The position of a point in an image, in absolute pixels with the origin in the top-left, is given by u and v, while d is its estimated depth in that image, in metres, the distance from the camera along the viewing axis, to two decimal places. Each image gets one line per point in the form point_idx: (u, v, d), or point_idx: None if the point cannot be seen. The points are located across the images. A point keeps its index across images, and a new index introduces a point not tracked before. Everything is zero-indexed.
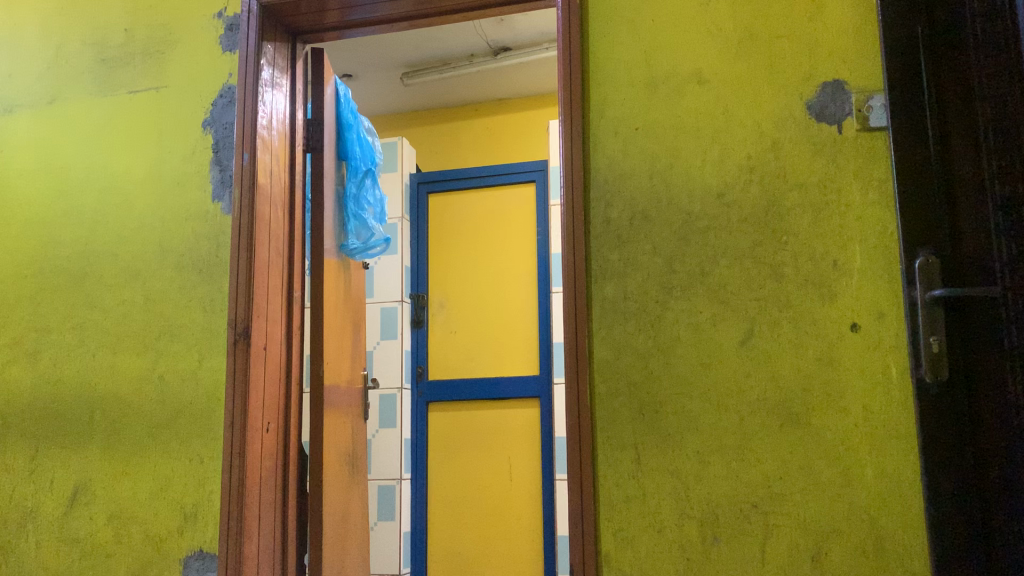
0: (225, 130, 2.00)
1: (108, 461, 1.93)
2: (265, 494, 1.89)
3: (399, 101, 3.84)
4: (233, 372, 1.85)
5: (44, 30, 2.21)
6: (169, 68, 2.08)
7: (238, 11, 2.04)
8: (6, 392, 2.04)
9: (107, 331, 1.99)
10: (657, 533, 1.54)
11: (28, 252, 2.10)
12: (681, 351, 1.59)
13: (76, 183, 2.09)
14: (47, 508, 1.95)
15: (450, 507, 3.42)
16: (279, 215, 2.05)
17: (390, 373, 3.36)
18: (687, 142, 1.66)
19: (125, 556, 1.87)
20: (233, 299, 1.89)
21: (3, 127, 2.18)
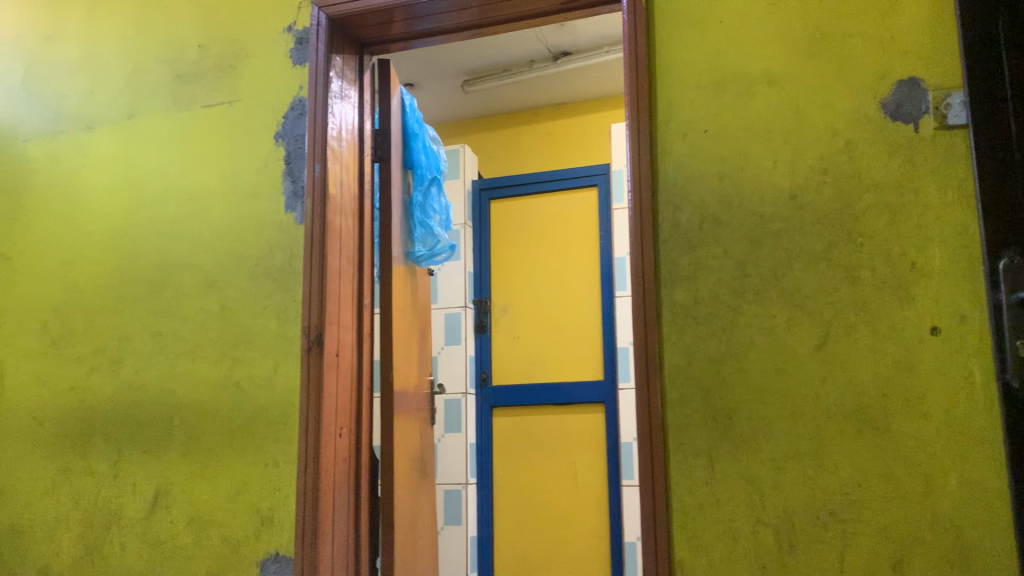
0: (297, 142, 2.04)
1: (187, 465, 1.99)
2: (339, 498, 1.92)
3: (461, 108, 3.87)
4: (308, 379, 1.89)
5: (122, 49, 2.29)
6: (242, 82, 2.13)
7: (308, 25, 2.09)
8: (90, 398, 2.12)
9: (184, 338, 2.06)
10: (732, 541, 1.52)
11: (109, 262, 2.17)
12: (755, 357, 1.57)
13: (154, 196, 2.16)
14: (130, 510, 2.02)
15: (515, 512, 3.42)
16: (349, 225, 2.09)
17: (455, 378, 3.39)
18: (757, 143, 1.64)
19: (204, 558, 1.92)
20: (306, 307, 1.93)
21: (84, 143, 2.27)
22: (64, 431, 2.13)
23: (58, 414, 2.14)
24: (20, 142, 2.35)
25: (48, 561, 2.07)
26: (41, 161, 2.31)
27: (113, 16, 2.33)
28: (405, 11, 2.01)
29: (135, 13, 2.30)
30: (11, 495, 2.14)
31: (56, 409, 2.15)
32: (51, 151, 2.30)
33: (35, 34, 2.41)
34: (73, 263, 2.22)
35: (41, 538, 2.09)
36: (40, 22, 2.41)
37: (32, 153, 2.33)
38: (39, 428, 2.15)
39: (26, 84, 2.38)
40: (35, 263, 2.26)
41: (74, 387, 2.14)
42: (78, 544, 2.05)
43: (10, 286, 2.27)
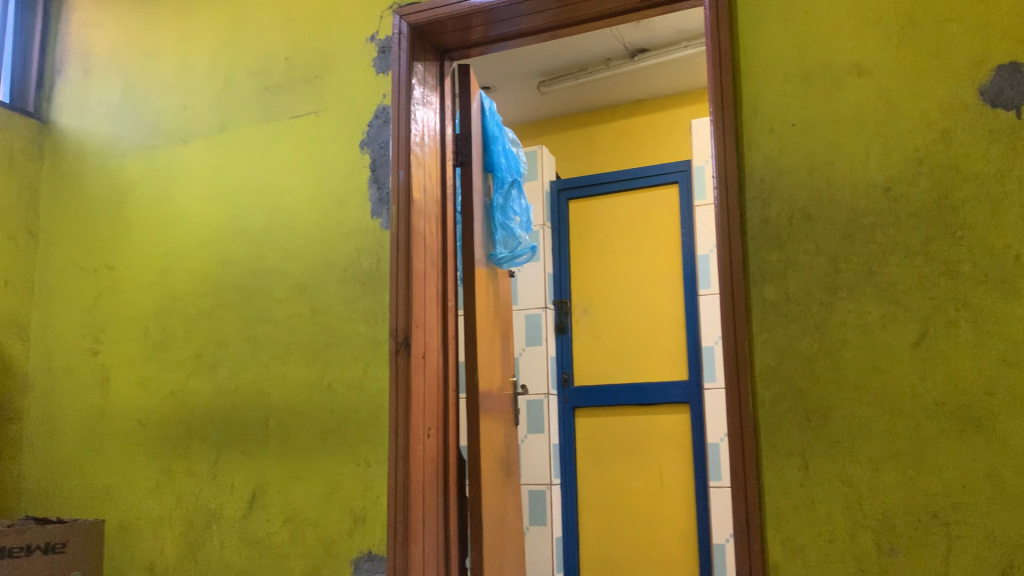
0: (381, 149, 2.08)
1: (282, 466, 2.05)
2: (428, 499, 1.95)
3: (538, 110, 3.88)
4: (396, 381, 1.93)
5: (214, 64, 2.37)
6: (327, 92, 2.19)
7: (390, 33, 2.12)
8: (190, 400, 2.20)
9: (277, 342, 2.12)
10: (828, 543, 1.48)
11: (205, 270, 2.25)
12: (849, 355, 1.53)
13: (246, 205, 2.23)
14: (229, 510, 2.09)
15: (600, 513, 3.41)
16: (432, 228, 2.12)
17: (537, 379, 3.40)
18: (848, 136, 1.60)
19: (300, 556, 1.98)
20: (393, 310, 1.97)
21: (179, 156, 2.36)
22: (166, 434, 2.22)
23: (160, 417, 2.23)
24: (121, 157, 2.46)
25: (153, 558, 2.16)
26: (140, 174, 2.42)
27: (204, 32, 2.41)
28: (483, 16, 2.03)
29: (224, 28, 2.38)
30: (118, 495, 2.25)
31: (159, 412, 2.24)
32: (148, 164, 2.41)
33: (132, 53, 2.53)
34: (172, 271, 2.31)
35: (145, 536, 2.19)
36: (137, 41, 2.53)
37: (131, 167, 2.44)
38: (143, 431, 2.25)
39: (126, 101, 2.50)
40: (136, 272, 2.36)
41: (175, 391, 2.23)
42: (181, 542, 2.14)
43: (114, 295, 2.38)
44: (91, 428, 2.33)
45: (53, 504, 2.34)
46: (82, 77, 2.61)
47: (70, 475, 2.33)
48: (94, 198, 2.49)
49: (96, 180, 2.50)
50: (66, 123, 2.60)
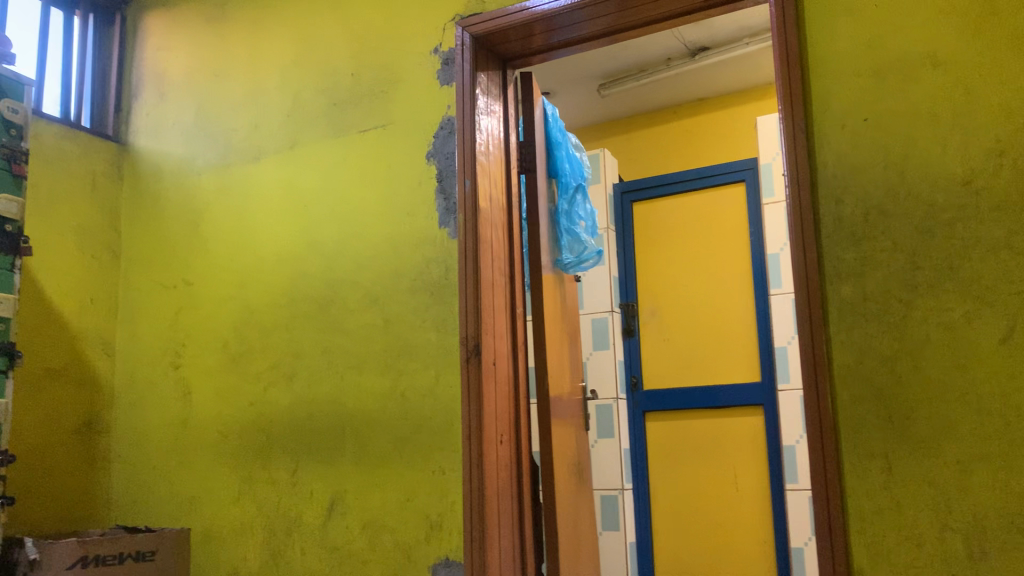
0: (447, 160, 2.10)
1: (359, 474, 2.09)
2: (503, 505, 1.96)
3: (599, 113, 3.87)
4: (468, 389, 1.95)
5: (283, 83, 2.44)
6: (393, 106, 2.22)
7: (453, 45, 2.15)
8: (269, 410, 2.26)
9: (351, 352, 2.16)
10: (915, 547, 1.45)
11: (280, 283, 2.31)
12: (932, 354, 1.49)
13: (317, 219, 2.28)
14: (309, 517, 2.14)
15: (674, 517, 3.38)
16: (499, 237, 2.14)
17: (606, 383, 3.38)
18: (923, 129, 1.56)
19: (379, 562, 2.01)
20: (463, 319, 1.99)
21: (252, 174, 2.43)
22: (245, 444, 2.28)
23: (240, 428, 2.30)
24: (196, 176, 2.55)
25: (236, 565, 2.23)
26: (214, 192, 2.50)
27: (273, 52, 2.48)
28: (544, 24, 2.05)
29: (291, 48, 2.45)
30: (202, 504, 2.32)
31: (238, 423, 2.31)
32: (223, 182, 2.49)
33: (204, 76, 2.61)
34: (247, 286, 2.37)
35: (228, 543, 2.25)
36: (208, 64, 2.61)
37: (206, 186, 2.52)
38: (223, 441, 2.32)
39: (199, 122, 2.59)
40: (214, 287, 2.43)
41: (253, 402, 2.29)
42: (263, 549, 2.19)
43: (193, 310, 2.46)
44: (175, 439, 2.41)
45: (141, 513, 2.43)
46: (156, 100, 2.72)
47: (156, 485, 2.42)
48: (171, 216, 2.58)
49: (171, 199, 2.59)
50: (143, 146, 2.71)
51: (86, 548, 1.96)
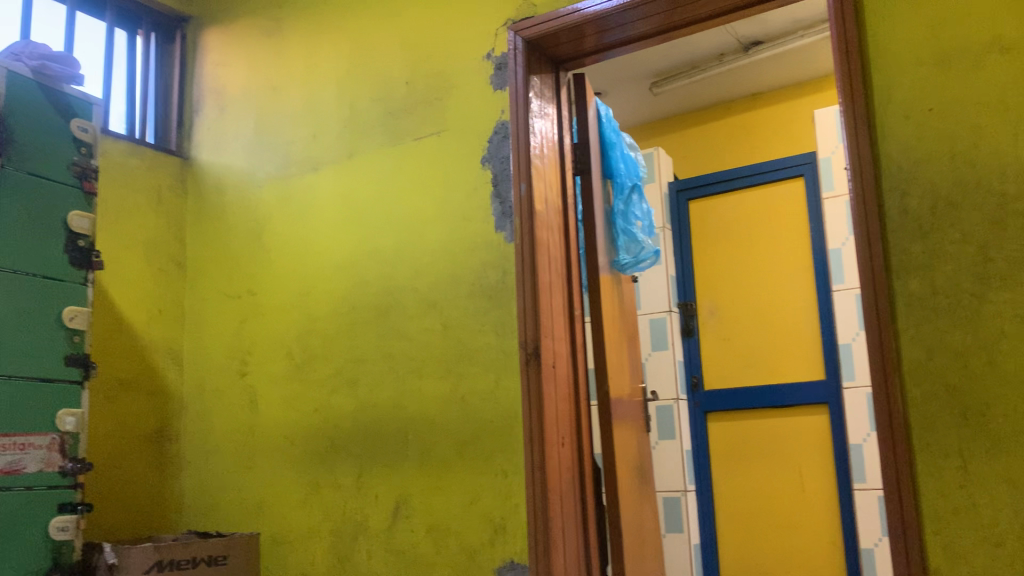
0: (502, 164, 2.11)
1: (423, 478, 2.10)
2: (567, 507, 1.96)
3: (652, 111, 3.84)
4: (528, 392, 1.95)
5: (339, 94, 2.48)
6: (447, 112, 2.24)
7: (505, 49, 2.16)
8: (333, 416, 2.30)
9: (411, 358, 2.18)
10: (995, 547, 1.40)
11: (341, 291, 2.35)
12: (1006, 347, 1.45)
13: (376, 227, 2.31)
14: (374, 521, 2.16)
15: (739, 519, 3.34)
16: (555, 239, 2.14)
17: (666, 385, 3.36)
18: (992, 117, 1.52)
19: (444, 565, 2.02)
20: (522, 322, 1.99)
21: (312, 184, 2.48)
22: (311, 449, 2.32)
23: (305, 433, 2.34)
24: (257, 187, 2.60)
25: (305, 569, 2.26)
26: (275, 203, 2.55)
27: (328, 64, 2.52)
28: (596, 25, 2.04)
29: (347, 59, 2.48)
30: (270, 508, 2.36)
31: (304, 429, 2.35)
32: (283, 193, 2.54)
33: (263, 90, 2.67)
34: (309, 294, 2.42)
35: (296, 547, 2.29)
36: (266, 78, 2.67)
37: (266, 197, 2.57)
38: (289, 447, 2.36)
39: (258, 135, 2.64)
40: (276, 296, 2.48)
41: (318, 408, 2.33)
42: (330, 553, 2.23)
43: (257, 318, 2.51)
44: (242, 446, 2.46)
45: (211, 518, 2.49)
46: (216, 115, 2.78)
47: (225, 491, 2.47)
48: (234, 228, 2.64)
49: (234, 211, 2.65)
50: (204, 159, 2.78)
51: (161, 553, 2.03)
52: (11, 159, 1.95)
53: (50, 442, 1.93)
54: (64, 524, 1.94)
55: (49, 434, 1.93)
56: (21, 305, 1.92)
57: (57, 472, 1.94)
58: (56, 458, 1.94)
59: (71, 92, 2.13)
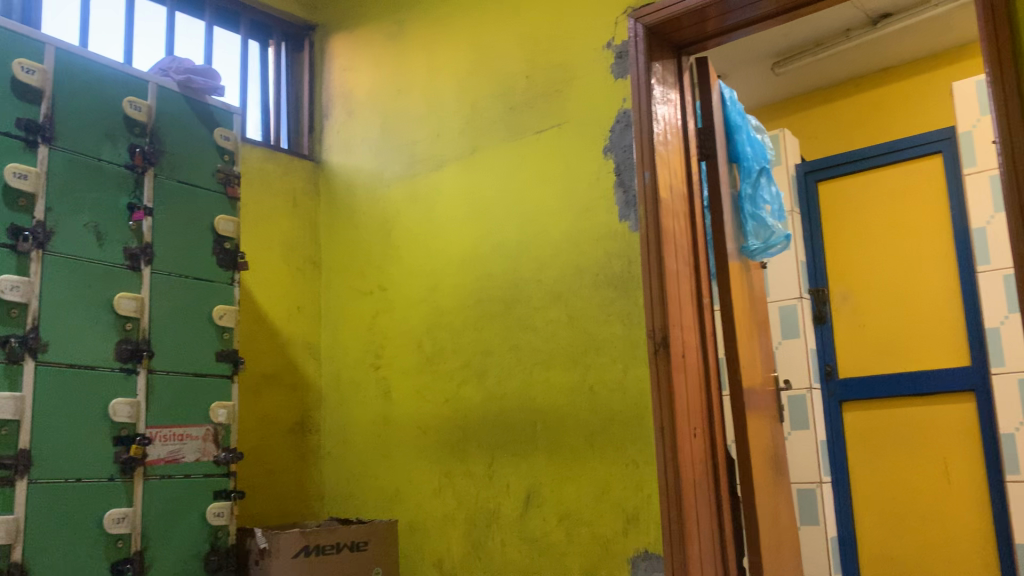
0: (624, 153, 2.09)
1: (553, 468, 2.13)
2: (701, 498, 1.93)
3: (776, 92, 3.73)
4: (658, 381, 1.93)
5: (461, 92, 2.52)
6: (568, 104, 2.25)
7: (626, 38, 2.14)
8: (464, 407, 2.35)
9: (538, 349, 2.21)
10: None
11: (467, 284, 2.40)
12: None
13: (500, 221, 2.35)
14: (507, 509, 2.20)
15: (881, 511, 3.20)
16: (681, 227, 2.10)
17: (799, 373, 3.24)
18: None
19: (578, 555, 2.04)
20: (649, 312, 1.97)
21: (437, 181, 2.54)
22: (444, 440, 2.38)
23: (438, 424, 2.41)
24: (385, 187, 2.69)
25: (441, 555, 2.33)
26: (402, 202, 2.63)
27: (450, 64, 2.57)
28: (717, 7, 2.01)
29: (467, 58, 2.53)
30: (407, 496, 2.45)
31: (437, 419, 2.42)
32: (409, 191, 2.62)
33: (388, 92, 2.76)
34: (437, 289, 2.48)
35: (433, 534, 2.36)
36: (391, 80, 2.75)
37: (395, 196, 2.65)
38: (424, 437, 2.44)
39: (385, 136, 2.73)
40: (407, 291, 2.56)
41: (449, 399, 2.40)
42: (464, 541, 2.28)
43: (389, 313, 2.60)
44: (379, 436, 2.56)
45: (352, 505, 2.60)
46: (345, 118, 2.90)
47: (364, 480, 2.58)
48: (365, 227, 2.74)
49: (365, 210, 2.75)
50: (335, 162, 2.90)
51: (308, 538, 2.13)
52: (163, 168, 2.09)
53: (205, 433, 2.06)
54: (220, 510, 2.07)
55: (204, 425, 2.06)
56: (176, 305, 2.05)
57: (213, 461, 2.07)
58: (210, 448, 2.07)
59: (213, 103, 2.26)
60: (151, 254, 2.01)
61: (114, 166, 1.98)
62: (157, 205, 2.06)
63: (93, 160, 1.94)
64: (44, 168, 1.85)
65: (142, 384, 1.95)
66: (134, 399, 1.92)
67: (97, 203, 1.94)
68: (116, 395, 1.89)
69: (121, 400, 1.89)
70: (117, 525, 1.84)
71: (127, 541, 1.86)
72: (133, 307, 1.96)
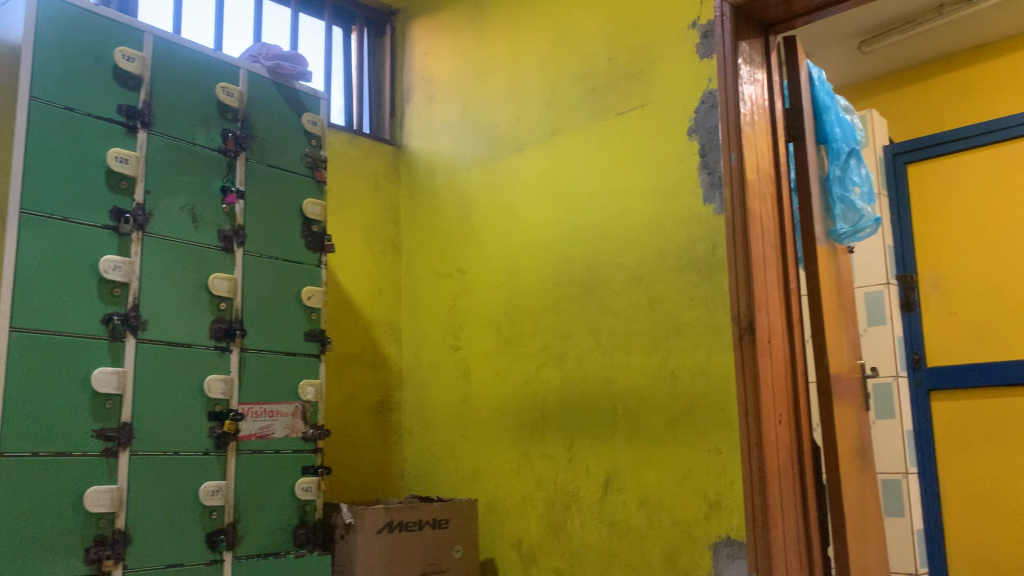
0: (710, 134, 2.06)
1: (634, 452, 2.12)
2: (786, 485, 1.89)
3: (862, 71, 3.62)
4: (743, 367, 1.89)
5: (542, 75, 2.52)
6: (652, 85, 2.22)
7: (711, 17, 2.10)
8: (544, 390, 2.36)
9: (619, 332, 2.20)
10: None
11: (547, 268, 2.40)
12: None
13: (581, 204, 2.34)
14: (586, 492, 2.21)
15: (971, 505, 3.09)
16: (769, 209, 2.05)
17: (886, 360, 3.15)
18: None
19: (658, 539, 2.03)
20: (734, 297, 1.92)
21: (517, 164, 2.55)
22: (523, 421, 2.40)
23: (516, 405, 2.43)
24: (465, 171, 2.71)
25: (520, 535, 2.36)
26: (483, 186, 2.65)
27: (531, 47, 2.57)
28: None
29: (549, 40, 2.52)
30: (486, 476, 2.48)
31: (515, 401, 2.44)
32: (489, 175, 2.63)
33: (469, 76, 2.77)
34: (516, 271, 2.49)
35: (512, 514, 2.39)
36: (472, 64, 2.77)
37: (475, 179, 2.67)
38: (503, 419, 2.46)
39: (466, 120, 2.75)
40: (487, 274, 2.58)
41: (528, 381, 2.41)
42: (543, 521, 2.30)
43: (469, 296, 2.63)
44: (459, 416, 2.60)
45: (432, 484, 2.65)
46: (426, 103, 2.93)
47: (444, 459, 2.62)
48: (446, 210, 2.77)
49: (445, 194, 2.78)
50: (416, 146, 2.93)
51: (391, 514, 2.18)
52: (254, 153, 2.15)
53: (294, 410, 2.12)
54: (308, 485, 2.13)
55: (293, 403, 2.12)
56: (266, 286, 2.11)
57: (301, 438, 2.13)
58: (299, 425, 2.13)
59: (302, 89, 2.31)
60: (243, 236, 2.08)
61: (208, 150, 2.05)
62: (247, 188, 2.12)
63: (188, 145, 2.01)
64: (143, 153, 1.91)
65: (235, 362, 2.01)
66: (227, 376, 1.99)
67: (192, 186, 2.00)
68: (210, 371, 1.96)
69: (215, 376, 1.96)
70: (211, 497, 1.91)
71: (220, 513, 1.93)
72: (226, 287, 2.02)
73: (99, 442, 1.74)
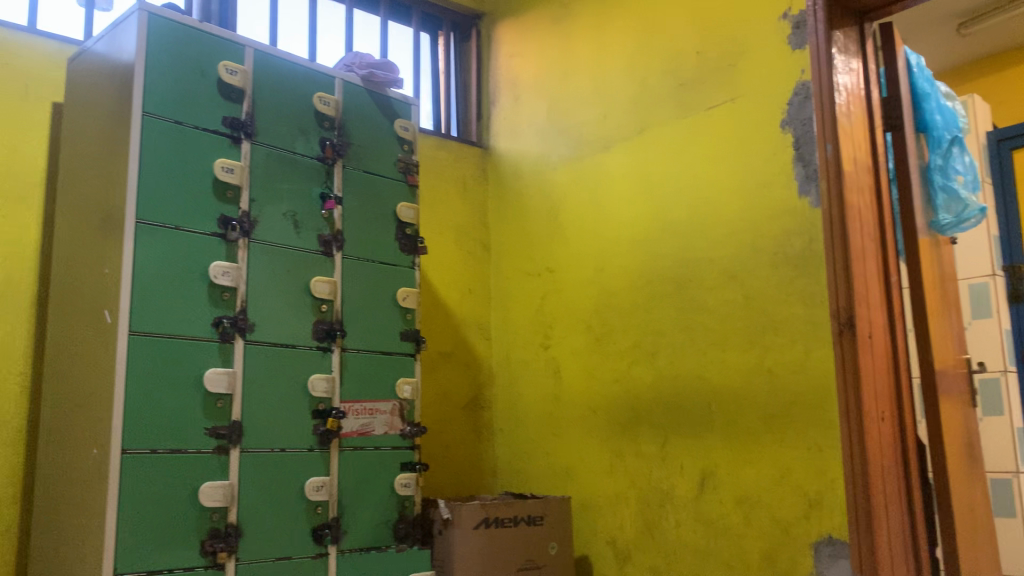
0: (804, 126, 2.01)
1: (729, 450, 2.10)
2: (890, 484, 1.84)
3: (962, 53, 3.48)
4: (843, 363, 1.85)
5: (628, 72, 2.52)
6: (742, 78, 2.19)
7: (803, 7, 2.05)
8: (636, 388, 2.36)
9: (712, 329, 2.18)
10: None
11: (637, 265, 2.40)
12: None
13: (671, 201, 2.33)
14: (681, 491, 2.20)
15: None
16: (867, 201, 2.00)
17: (993, 355, 3.02)
18: None
19: (756, 538, 2.01)
20: (833, 291, 1.89)
21: (604, 162, 2.55)
22: (615, 420, 2.41)
23: (608, 404, 2.44)
24: (553, 170, 2.73)
25: (614, 533, 2.36)
26: (570, 184, 2.66)
27: (616, 44, 2.57)
28: None
29: (635, 37, 2.52)
30: (579, 474, 2.50)
31: (607, 399, 2.45)
32: (576, 174, 2.64)
33: (555, 76, 2.79)
34: (607, 269, 2.50)
35: (606, 512, 2.40)
36: (558, 63, 2.78)
37: (562, 178, 2.69)
38: (595, 417, 2.47)
39: (552, 119, 2.77)
40: (577, 273, 2.59)
41: (620, 379, 2.42)
42: (637, 519, 2.30)
43: (559, 294, 2.65)
44: (551, 415, 2.62)
45: (526, 480, 2.68)
46: (513, 104, 2.96)
47: (537, 456, 2.64)
48: (534, 209, 2.79)
49: (533, 193, 2.80)
50: (503, 147, 2.97)
51: (487, 510, 2.21)
52: (351, 159, 2.22)
53: (392, 408, 2.18)
54: (406, 481, 2.19)
55: (391, 401, 2.19)
56: (364, 288, 2.18)
57: (399, 434, 2.20)
58: (397, 422, 2.19)
59: (393, 95, 2.38)
60: (341, 240, 2.15)
61: (307, 158, 2.13)
62: (345, 193, 2.19)
63: (288, 154, 2.09)
64: (247, 162, 2.00)
65: (336, 362, 2.08)
66: (330, 375, 2.06)
67: (293, 193, 2.08)
68: (314, 371, 2.04)
69: (319, 375, 2.04)
70: (316, 492, 1.98)
71: (325, 508, 2.00)
72: (327, 289, 2.09)
73: (212, 440, 1.83)
